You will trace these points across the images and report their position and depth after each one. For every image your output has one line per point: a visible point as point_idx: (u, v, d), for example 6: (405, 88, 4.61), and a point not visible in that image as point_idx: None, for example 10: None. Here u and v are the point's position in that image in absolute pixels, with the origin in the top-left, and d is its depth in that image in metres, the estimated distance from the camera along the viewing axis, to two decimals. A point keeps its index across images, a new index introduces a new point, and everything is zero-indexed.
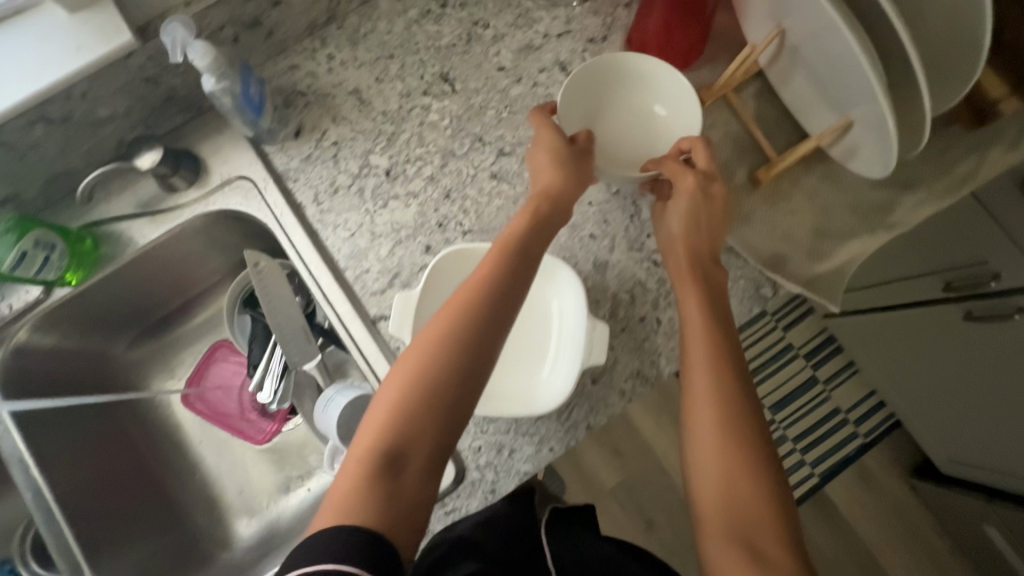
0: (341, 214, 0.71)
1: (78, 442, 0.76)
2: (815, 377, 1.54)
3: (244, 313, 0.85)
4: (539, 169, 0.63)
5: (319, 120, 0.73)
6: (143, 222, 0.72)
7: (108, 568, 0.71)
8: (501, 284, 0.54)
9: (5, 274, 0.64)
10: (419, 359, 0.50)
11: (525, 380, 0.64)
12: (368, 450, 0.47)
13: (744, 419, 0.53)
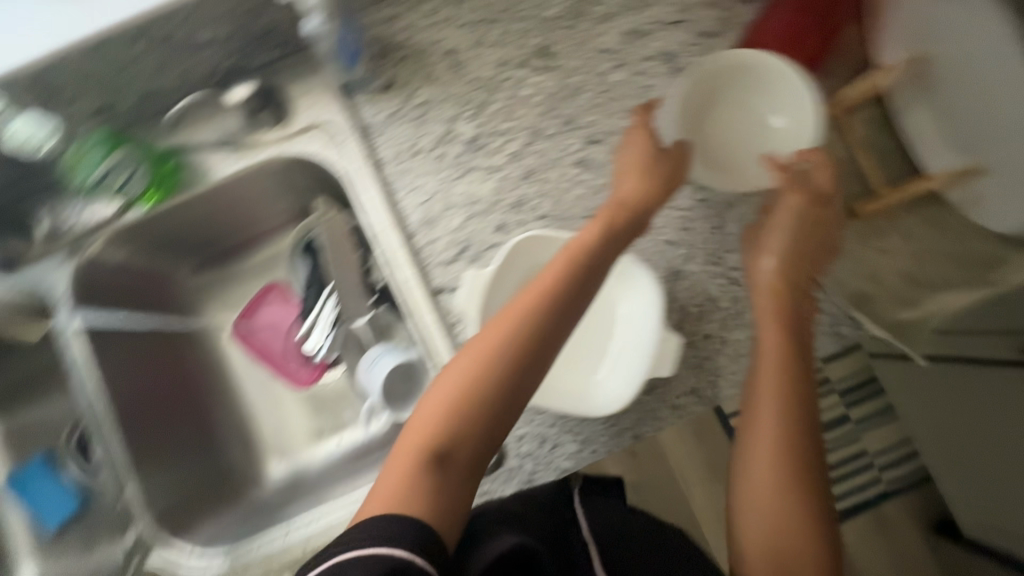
0: (418, 178, 0.69)
1: (133, 359, 0.78)
2: (848, 416, 1.50)
3: (303, 259, 0.85)
4: (625, 181, 0.61)
5: (411, 78, 0.71)
6: (222, 157, 0.73)
7: (153, 482, 0.73)
8: (565, 295, 0.52)
9: (92, 185, 0.69)
10: (474, 366, 0.49)
11: (580, 379, 0.63)
12: (417, 448, 0.48)
13: (801, 446, 0.52)
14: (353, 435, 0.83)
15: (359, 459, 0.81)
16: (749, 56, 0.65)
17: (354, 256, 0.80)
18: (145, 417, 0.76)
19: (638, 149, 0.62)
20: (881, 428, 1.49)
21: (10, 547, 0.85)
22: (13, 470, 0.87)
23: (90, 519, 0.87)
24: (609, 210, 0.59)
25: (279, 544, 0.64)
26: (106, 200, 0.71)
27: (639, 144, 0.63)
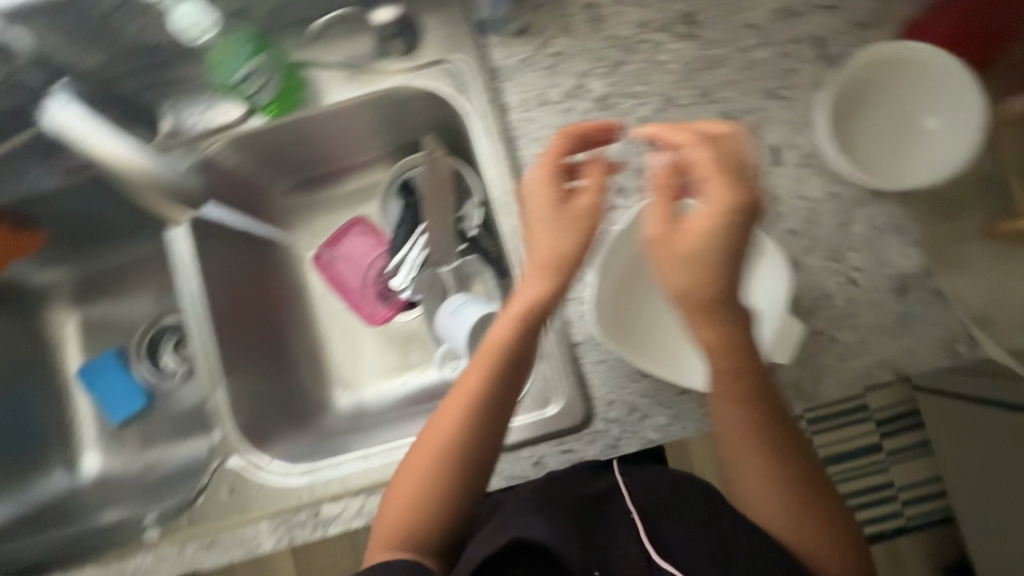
0: (541, 129, 0.67)
1: (228, 265, 0.78)
2: (880, 445, 1.46)
3: (398, 196, 0.84)
4: (543, 232, 0.56)
5: (546, 25, 0.67)
6: (349, 77, 0.71)
7: (238, 387, 0.73)
8: (493, 397, 0.56)
9: (231, 84, 0.67)
10: (420, 469, 0.56)
11: (675, 345, 0.64)
12: (390, 538, 0.55)
13: (784, 454, 0.55)
14: (420, 379, 0.84)
15: (424, 402, 0.81)
16: (921, 52, 0.60)
17: (448, 201, 0.78)
18: (239, 331, 0.77)
19: (552, 198, 0.56)
20: (909, 462, 1.45)
21: (78, 434, 0.87)
22: (86, 362, 0.89)
23: (155, 414, 0.88)
24: (541, 267, 0.56)
25: (359, 468, 0.64)
26: (233, 103, 0.71)
27: (549, 195, 0.57)
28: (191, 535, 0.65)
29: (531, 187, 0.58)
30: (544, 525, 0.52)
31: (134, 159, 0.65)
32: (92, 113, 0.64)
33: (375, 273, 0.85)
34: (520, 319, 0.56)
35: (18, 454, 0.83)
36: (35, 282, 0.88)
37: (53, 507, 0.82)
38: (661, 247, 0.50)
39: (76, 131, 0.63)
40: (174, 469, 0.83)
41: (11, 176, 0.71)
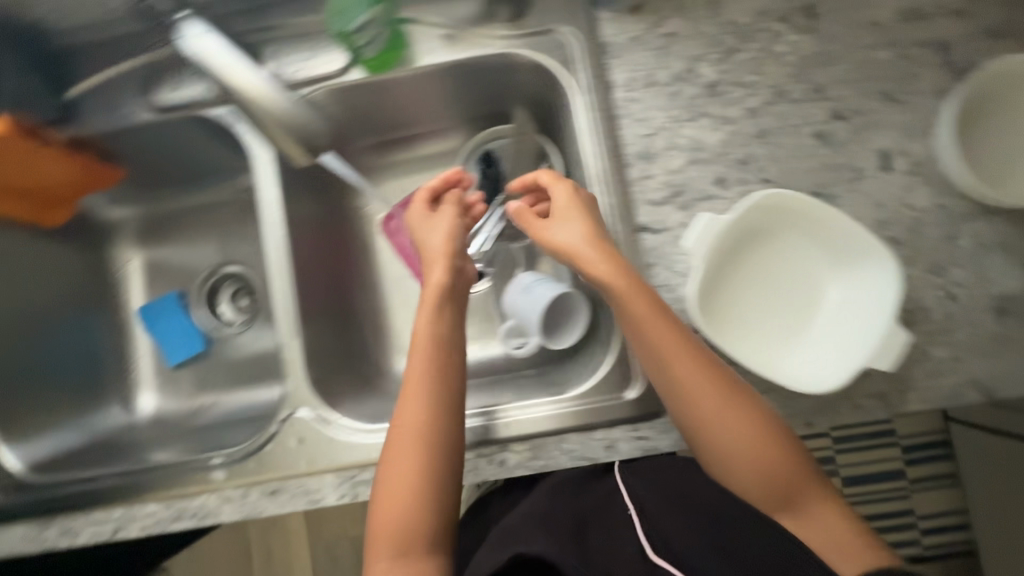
0: (646, 110, 0.65)
1: (305, 216, 0.75)
2: (904, 472, 1.43)
3: (475, 166, 0.82)
4: (432, 232, 0.70)
5: (663, 3, 0.66)
6: (450, 39, 0.69)
7: (310, 341, 0.71)
8: (438, 381, 0.60)
9: (346, 34, 0.64)
10: (398, 471, 0.57)
11: (774, 352, 0.58)
12: (389, 547, 0.55)
13: (748, 420, 0.54)
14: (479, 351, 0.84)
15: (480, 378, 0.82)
16: None
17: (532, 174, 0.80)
18: (317, 287, 0.76)
19: (446, 218, 0.70)
20: (932, 492, 1.42)
21: (134, 372, 0.86)
22: (148, 302, 0.88)
23: (212, 358, 0.88)
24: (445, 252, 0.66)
25: None
26: (337, 54, 0.70)
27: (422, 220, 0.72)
28: (256, 481, 0.65)
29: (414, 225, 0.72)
30: (544, 542, 0.52)
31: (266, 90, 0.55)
32: (227, 44, 0.55)
33: None
34: (440, 294, 0.65)
35: (78, 384, 0.81)
36: (105, 216, 0.87)
37: (110, 442, 0.80)
38: (548, 239, 0.62)
39: (214, 62, 0.54)
40: (233, 409, 0.84)
41: (105, 105, 0.70)
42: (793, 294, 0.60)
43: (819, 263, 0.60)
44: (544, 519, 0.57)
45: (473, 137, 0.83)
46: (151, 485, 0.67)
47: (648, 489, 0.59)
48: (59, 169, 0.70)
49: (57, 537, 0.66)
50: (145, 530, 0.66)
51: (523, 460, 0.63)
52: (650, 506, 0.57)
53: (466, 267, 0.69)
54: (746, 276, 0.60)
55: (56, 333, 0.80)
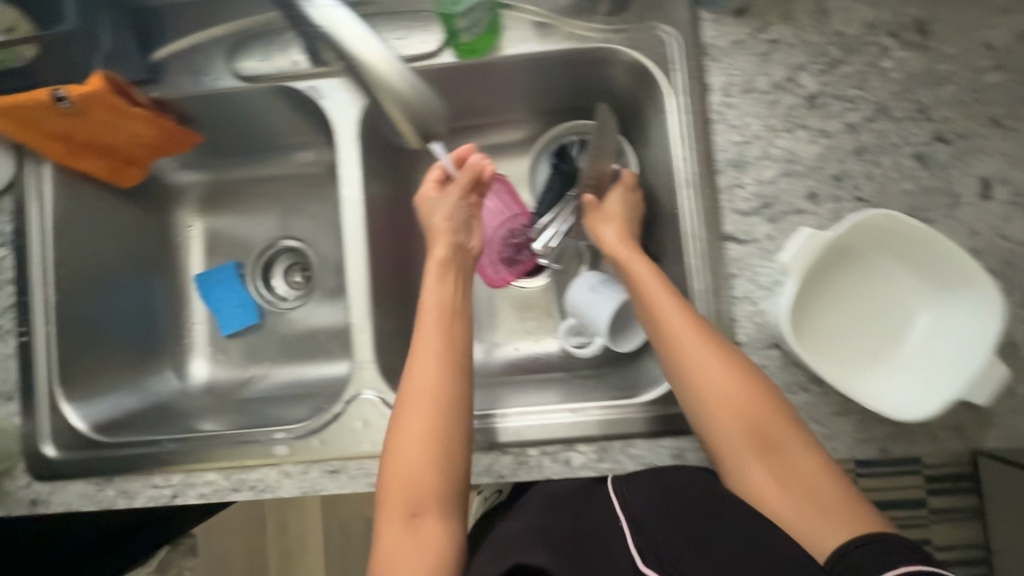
0: (742, 117, 0.64)
1: (382, 195, 0.74)
2: (925, 501, 1.31)
3: (547, 162, 0.82)
4: (436, 209, 0.72)
5: (768, 9, 0.64)
6: (547, 28, 0.68)
7: (381, 323, 0.71)
8: (447, 340, 0.63)
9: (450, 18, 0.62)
10: (408, 428, 0.58)
11: (859, 376, 0.57)
12: (401, 512, 0.56)
13: (739, 381, 0.57)
14: (534, 347, 0.85)
15: (536, 373, 0.82)
16: None
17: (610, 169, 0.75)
18: (388, 270, 0.74)
19: (449, 198, 0.72)
20: (952, 525, 1.31)
21: (188, 339, 0.86)
22: (207, 270, 0.88)
23: (265, 331, 0.88)
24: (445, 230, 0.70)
25: (496, 428, 0.65)
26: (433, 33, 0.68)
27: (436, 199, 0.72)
28: (316, 460, 0.65)
29: (425, 204, 0.73)
30: (543, 554, 0.48)
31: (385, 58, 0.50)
32: (348, 7, 0.49)
33: (507, 236, 0.83)
34: (448, 264, 0.69)
35: (135, 347, 0.81)
36: (173, 180, 0.87)
37: (165, 408, 0.80)
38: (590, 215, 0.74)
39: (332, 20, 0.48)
40: (284, 382, 0.84)
41: (190, 67, 0.70)
42: (879, 320, 0.58)
43: (910, 287, 0.58)
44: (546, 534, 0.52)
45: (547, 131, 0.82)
46: (211, 454, 0.67)
47: (643, 495, 0.53)
48: (138, 129, 0.69)
49: (114, 497, 0.67)
50: (202, 498, 0.66)
51: (589, 461, 0.63)
52: (647, 515, 0.51)
53: (469, 242, 0.72)
54: (833, 296, 0.58)
55: (118, 294, 0.79)
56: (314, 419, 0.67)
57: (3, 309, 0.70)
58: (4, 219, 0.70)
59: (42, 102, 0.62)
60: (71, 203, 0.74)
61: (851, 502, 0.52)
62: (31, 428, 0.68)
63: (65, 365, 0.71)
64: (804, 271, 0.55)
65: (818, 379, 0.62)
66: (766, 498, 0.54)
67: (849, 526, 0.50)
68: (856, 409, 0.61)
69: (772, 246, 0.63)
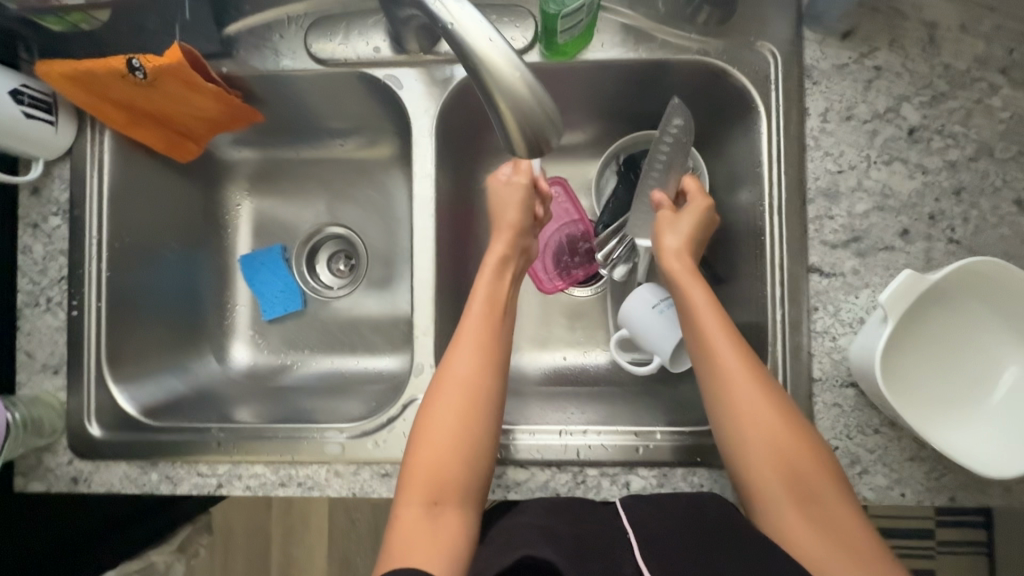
0: (839, 145, 0.61)
1: (450, 193, 0.72)
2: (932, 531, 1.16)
3: (614, 171, 0.77)
4: (507, 198, 0.68)
5: (875, 35, 0.62)
6: (639, 36, 0.65)
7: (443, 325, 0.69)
8: (485, 338, 0.61)
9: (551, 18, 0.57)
10: (439, 416, 0.57)
11: (942, 425, 0.55)
12: (422, 497, 0.54)
13: (780, 403, 0.55)
14: (584, 359, 0.80)
15: (583, 385, 0.78)
16: None
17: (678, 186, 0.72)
18: (450, 270, 0.71)
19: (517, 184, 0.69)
20: (960, 558, 1.15)
21: (230, 321, 0.83)
22: (252, 251, 0.84)
23: (308, 318, 0.84)
24: (511, 228, 0.67)
25: (556, 444, 0.64)
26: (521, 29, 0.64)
27: (507, 185, 0.69)
28: (367, 460, 0.64)
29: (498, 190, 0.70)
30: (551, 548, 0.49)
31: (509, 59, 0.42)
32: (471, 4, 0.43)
33: (563, 240, 0.81)
34: (502, 262, 0.66)
35: (180, 327, 0.78)
36: (227, 157, 0.83)
37: (207, 394, 0.77)
38: (665, 236, 0.66)
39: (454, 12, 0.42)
40: (326, 371, 0.81)
41: (260, 44, 0.67)
42: (967, 370, 0.56)
43: (999, 337, 0.56)
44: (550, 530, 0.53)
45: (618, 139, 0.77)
46: (260, 447, 0.65)
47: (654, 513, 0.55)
48: (203, 104, 0.67)
49: (157, 482, 0.65)
50: (248, 491, 0.65)
51: (650, 486, 0.62)
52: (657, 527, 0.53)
53: (529, 246, 0.70)
54: (921, 340, 0.56)
55: (165, 271, 0.77)
56: (369, 419, 0.65)
57: (54, 280, 0.68)
58: (59, 187, 0.68)
59: (117, 70, 0.61)
60: (126, 174, 0.71)
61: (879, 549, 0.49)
62: (77, 404, 0.67)
63: (114, 343, 0.69)
64: (901, 312, 0.53)
65: (894, 423, 0.60)
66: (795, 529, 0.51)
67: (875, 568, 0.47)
68: (927, 456, 0.60)
69: (858, 282, 0.60)
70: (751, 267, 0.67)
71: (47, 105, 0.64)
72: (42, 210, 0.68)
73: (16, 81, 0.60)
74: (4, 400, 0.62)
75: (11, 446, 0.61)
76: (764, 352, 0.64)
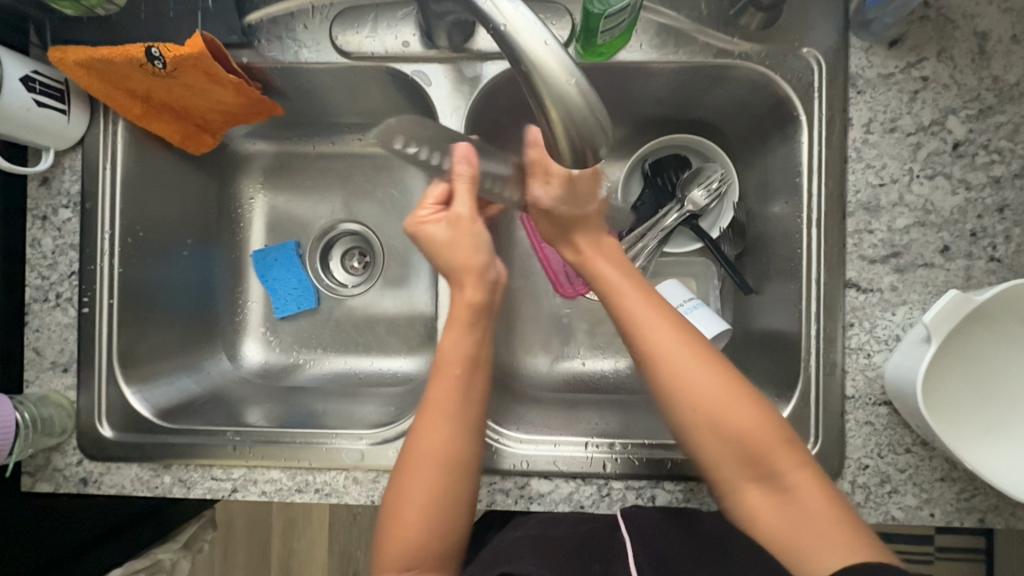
0: (880, 157, 0.60)
1: None
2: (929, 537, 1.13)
3: (642, 173, 0.74)
4: (455, 246, 0.61)
5: (924, 43, 0.60)
6: (678, 36, 0.63)
7: None
8: (459, 398, 0.56)
9: (598, 17, 0.55)
10: (412, 485, 0.53)
11: (973, 447, 0.54)
12: (400, 561, 0.52)
13: (736, 391, 0.52)
14: (602, 363, 0.78)
15: (604, 392, 0.75)
16: None
17: (708, 185, 0.71)
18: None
19: (463, 225, 0.62)
20: (959, 563, 1.11)
21: (242, 318, 0.81)
22: (266, 247, 0.81)
23: (322, 316, 0.81)
24: (475, 271, 0.61)
25: (581, 456, 0.62)
26: (559, 26, 0.62)
27: (438, 234, 0.62)
28: (387, 467, 0.62)
29: (437, 247, 0.62)
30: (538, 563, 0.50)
31: (560, 56, 0.39)
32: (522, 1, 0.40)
33: None
34: (478, 311, 0.61)
35: (193, 324, 0.76)
36: (241, 149, 0.81)
37: (221, 394, 0.75)
38: (547, 216, 0.64)
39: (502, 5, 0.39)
40: (339, 371, 0.79)
41: (283, 34, 0.65)
42: (1002, 391, 0.55)
43: None
44: (540, 543, 0.53)
45: (647, 142, 0.75)
46: (276, 452, 0.63)
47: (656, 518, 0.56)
48: (221, 95, 0.65)
49: (170, 486, 0.63)
50: (264, 496, 0.63)
51: (676, 500, 0.61)
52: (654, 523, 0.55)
53: (498, 275, 0.64)
54: (958, 358, 0.56)
55: (178, 266, 0.75)
56: (391, 426, 0.64)
57: (64, 275, 0.65)
58: (69, 178, 0.66)
59: (135, 58, 0.59)
60: (141, 167, 0.69)
61: (835, 509, 0.49)
62: (88, 403, 0.65)
63: (125, 343, 0.67)
64: (945, 333, 0.52)
65: (926, 442, 0.58)
66: (755, 512, 0.51)
67: (843, 535, 0.47)
68: (960, 476, 0.58)
69: (895, 298, 0.59)
70: (783, 278, 0.65)
71: (60, 93, 0.61)
72: (52, 201, 0.65)
73: (27, 68, 0.58)
74: (13, 399, 0.60)
75: (22, 447, 0.59)
76: (795, 366, 0.62)
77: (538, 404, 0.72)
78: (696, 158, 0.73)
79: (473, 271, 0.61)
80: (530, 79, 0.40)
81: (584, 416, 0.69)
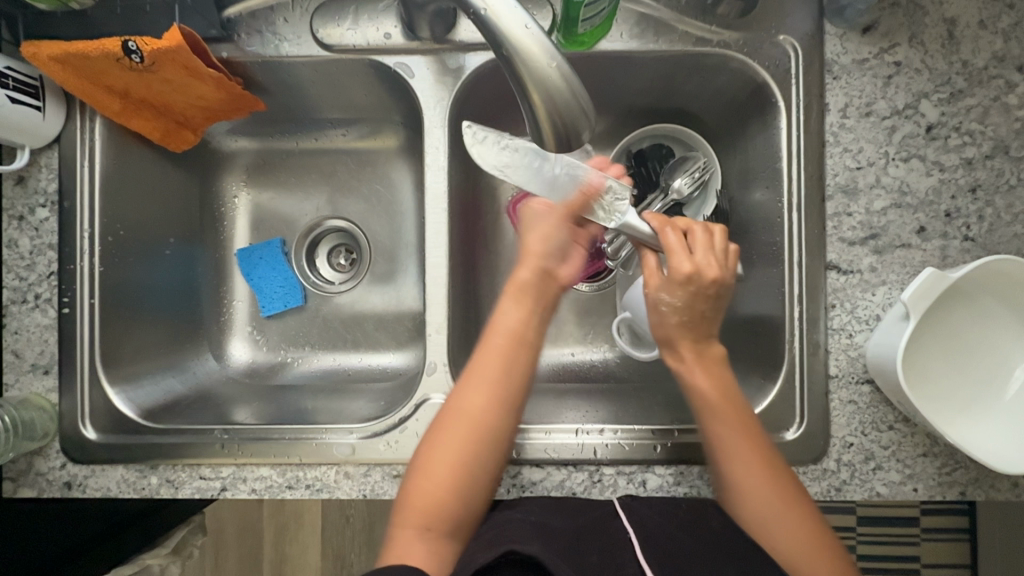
0: (857, 141, 0.61)
1: (462, 185, 0.69)
2: (916, 519, 1.14)
3: (626, 164, 0.74)
4: (534, 228, 0.61)
5: (895, 30, 0.61)
6: (658, 25, 0.64)
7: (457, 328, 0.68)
8: (502, 369, 0.57)
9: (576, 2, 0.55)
10: (446, 443, 0.55)
11: (951, 422, 0.55)
12: (421, 520, 0.53)
13: (788, 489, 0.54)
14: (591, 353, 0.78)
15: (593, 382, 0.76)
16: None
17: (689, 175, 0.71)
18: (461, 265, 0.69)
19: (552, 218, 0.61)
20: (945, 544, 1.14)
21: (227, 318, 0.80)
22: (249, 245, 0.80)
23: (309, 314, 0.81)
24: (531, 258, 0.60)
25: (572, 443, 0.62)
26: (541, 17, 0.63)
27: (534, 221, 0.61)
28: (378, 461, 0.62)
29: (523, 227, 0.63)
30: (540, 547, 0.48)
31: (541, 40, 0.40)
32: None
33: None
34: (527, 290, 0.60)
35: (177, 324, 0.75)
36: (222, 146, 0.80)
37: (208, 394, 0.74)
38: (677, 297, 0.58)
39: None
40: (329, 368, 0.79)
41: (262, 27, 0.65)
42: (980, 367, 0.57)
43: (1010, 337, 0.57)
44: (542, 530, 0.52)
45: (632, 132, 0.75)
46: (265, 449, 0.63)
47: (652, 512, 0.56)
48: (202, 90, 0.64)
49: (157, 487, 0.62)
50: (253, 494, 0.62)
51: (667, 484, 0.61)
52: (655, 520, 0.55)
53: (562, 269, 0.61)
54: (934, 335, 0.57)
55: (161, 266, 0.74)
56: (381, 420, 0.64)
57: (43, 276, 0.64)
58: (46, 176, 0.65)
59: (110, 53, 0.59)
60: (119, 165, 0.68)
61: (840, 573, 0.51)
62: (71, 405, 0.64)
63: (107, 344, 0.66)
64: (922, 310, 0.53)
65: (908, 419, 0.59)
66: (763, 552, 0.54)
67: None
68: (941, 451, 0.59)
69: (875, 279, 0.60)
70: (766, 263, 0.66)
71: (34, 89, 0.60)
72: (29, 201, 0.64)
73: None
74: None
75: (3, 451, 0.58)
76: (780, 348, 0.63)
77: (530, 394, 0.72)
78: (680, 147, 0.73)
79: (531, 266, 0.60)
80: (512, 64, 0.40)
81: (574, 405, 0.70)
